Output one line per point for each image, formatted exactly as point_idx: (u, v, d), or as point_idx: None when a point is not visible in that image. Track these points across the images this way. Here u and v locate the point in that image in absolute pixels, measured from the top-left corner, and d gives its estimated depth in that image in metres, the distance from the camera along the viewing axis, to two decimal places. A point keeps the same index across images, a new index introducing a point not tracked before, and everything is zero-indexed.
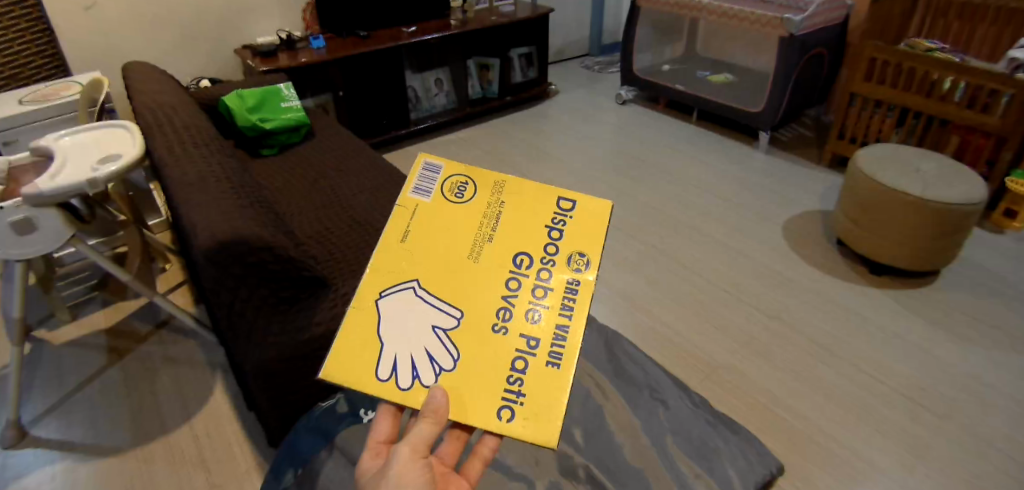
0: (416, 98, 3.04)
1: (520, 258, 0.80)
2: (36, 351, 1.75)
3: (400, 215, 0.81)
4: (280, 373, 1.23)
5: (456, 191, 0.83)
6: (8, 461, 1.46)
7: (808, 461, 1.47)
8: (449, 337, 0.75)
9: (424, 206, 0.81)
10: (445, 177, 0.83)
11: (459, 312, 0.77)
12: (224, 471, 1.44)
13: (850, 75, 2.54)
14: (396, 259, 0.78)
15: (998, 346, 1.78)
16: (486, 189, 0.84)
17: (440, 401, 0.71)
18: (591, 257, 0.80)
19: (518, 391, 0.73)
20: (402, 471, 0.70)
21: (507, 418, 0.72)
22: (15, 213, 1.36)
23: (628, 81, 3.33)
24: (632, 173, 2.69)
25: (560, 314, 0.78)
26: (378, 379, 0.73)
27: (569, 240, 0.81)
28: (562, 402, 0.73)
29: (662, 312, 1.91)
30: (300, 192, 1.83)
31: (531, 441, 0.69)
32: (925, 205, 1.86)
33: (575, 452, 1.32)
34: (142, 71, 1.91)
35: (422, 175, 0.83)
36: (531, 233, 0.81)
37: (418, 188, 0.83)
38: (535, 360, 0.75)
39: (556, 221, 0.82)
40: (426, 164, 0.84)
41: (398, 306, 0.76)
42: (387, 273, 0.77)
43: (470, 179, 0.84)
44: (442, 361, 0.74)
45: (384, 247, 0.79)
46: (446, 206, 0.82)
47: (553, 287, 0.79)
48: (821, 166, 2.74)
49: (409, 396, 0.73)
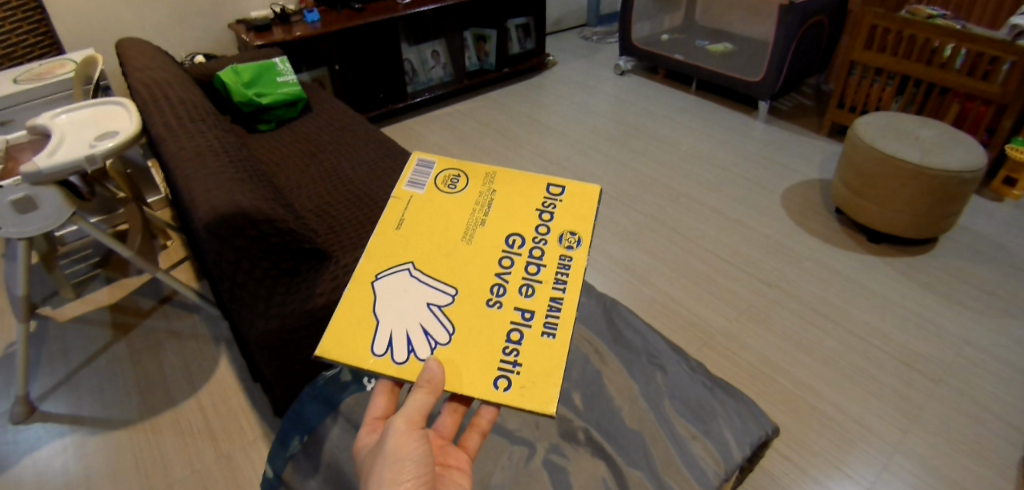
0: (412, 70, 2.99)
1: (512, 238, 0.83)
2: (42, 329, 1.77)
3: (395, 206, 0.86)
4: (282, 345, 1.24)
5: (449, 184, 0.88)
6: (19, 435, 1.50)
7: (803, 425, 1.49)
8: (444, 313, 0.76)
9: (418, 198, 0.86)
10: (439, 172, 0.89)
11: (453, 290, 0.78)
12: (231, 440, 1.48)
13: (851, 42, 2.49)
14: (391, 245, 0.81)
15: (994, 311, 1.79)
16: (477, 181, 0.89)
17: (434, 371, 0.72)
18: (582, 234, 0.82)
19: (513, 361, 0.73)
20: (398, 444, 0.73)
21: (503, 387, 0.72)
22: (15, 193, 1.38)
23: (627, 52, 3.29)
24: (630, 143, 2.67)
25: (554, 288, 0.78)
26: (374, 355, 0.73)
27: (559, 221, 0.84)
28: (558, 369, 0.72)
29: (660, 281, 1.92)
30: (299, 167, 1.83)
31: (527, 407, 0.68)
32: (927, 173, 1.84)
33: (573, 415, 1.29)
34: (136, 47, 1.90)
35: (416, 171, 0.89)
36: (521, 215, 0.85)
37: (413, 182, 0.88)
38: (530, 332, 0.75)
39: (546, 205, 0.86)
40: (420, 162, 0.90)
41: (392, 286, 0.78)
42: (382, 257, 0.80)
43: (462, 173, 0.89)
44: (437, 337, 0.75)
45: (380, 234, 0.82)
46: (439, 196, 0.87)
47: (545, 264, 0.80)
48: (821, 134, 2.72)
49: (404, 370, 0.73)
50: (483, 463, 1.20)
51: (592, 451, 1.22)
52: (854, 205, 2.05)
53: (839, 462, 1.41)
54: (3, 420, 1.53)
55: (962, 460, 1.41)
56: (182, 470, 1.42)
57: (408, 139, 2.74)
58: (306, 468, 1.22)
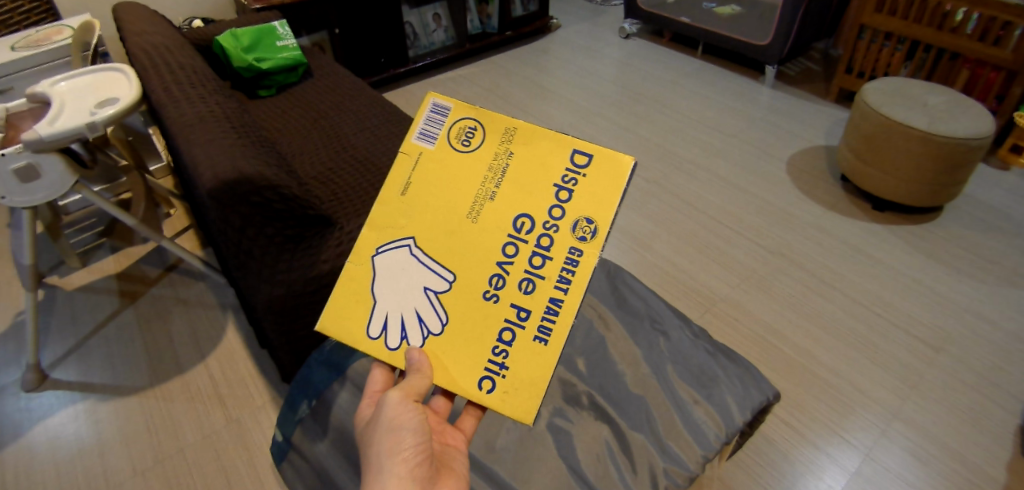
0: (414, 34, 2.91)
1: (520, 220, 0.78)
2: (49, 297, 1.79)
3: (402, 162, 0.80)
4: (289, 311, 1.25)
5: (463, 137, 0.80)
6: (33, 402, 1.53)
7: (803, 390, 1.53)
8: (439, 300, 0.78)
9: (427, 154, 0.80)
10: (453, 121, 0.80)
11: (451, 275, 0.78)
12: (241, 406, 1.52)
13: (861, 5, 2.41)
14: (394, 213, 0.79)
15: (994, 279, 1.80)
16: (494, 136, 0.79)
17: (418, 361, 0.77)
18: (598, 223, 0.77)
19: (500, 364, 0.77)
20: (396, 413, 0.78)
21: (487, 388, 0.77)
22: (17, 161, 1.35)
23: (632, 14, 3.21)
24: (634, 108, 2.64)
25: (555, 287, 0.77)
26: (369, 338, 0.78)
27: (576, 202, 0.78)
28: (543, 379, 0.76)
29: (663, 248, 1.93)
30: (301, 133, 1.81)
31: (506, 416, 0.74)
32: (934, 139, 1.82)
33: (577, 379, 1.32)
34: (130, 12, 1.85)
35: (428, 118, 0.80)
36: (536, 190, 0.78)
37: (423, 133, 0.80)
38: (522, 333, 0.77)
39: (566, 179, 0.78)
40: (434, 105, 0.80)
41: (392, 263, 0.79)
42: (384, 229, 0.79)
43: (480, 122, 0.79)
44: (431, 325, 0.78)
45: (384, 200, 0.79)
46: (450, 153, 0.79)
47: (552, 256, 0.78)
48: (827, 100, 2.68)
49: (395, 356, 0.78)
50: (489, 426, 1.23)
51: (595, 415, 1.25)
52: (859, 172, 2.04)
53: (837, 427, 1.45)
54: (16, 387, 1.56)
55: (958, 427, 1.45)
56: (194, 436, 1.45)
57: (410, 105, 2.71)
58: (316, 432, 1.25)
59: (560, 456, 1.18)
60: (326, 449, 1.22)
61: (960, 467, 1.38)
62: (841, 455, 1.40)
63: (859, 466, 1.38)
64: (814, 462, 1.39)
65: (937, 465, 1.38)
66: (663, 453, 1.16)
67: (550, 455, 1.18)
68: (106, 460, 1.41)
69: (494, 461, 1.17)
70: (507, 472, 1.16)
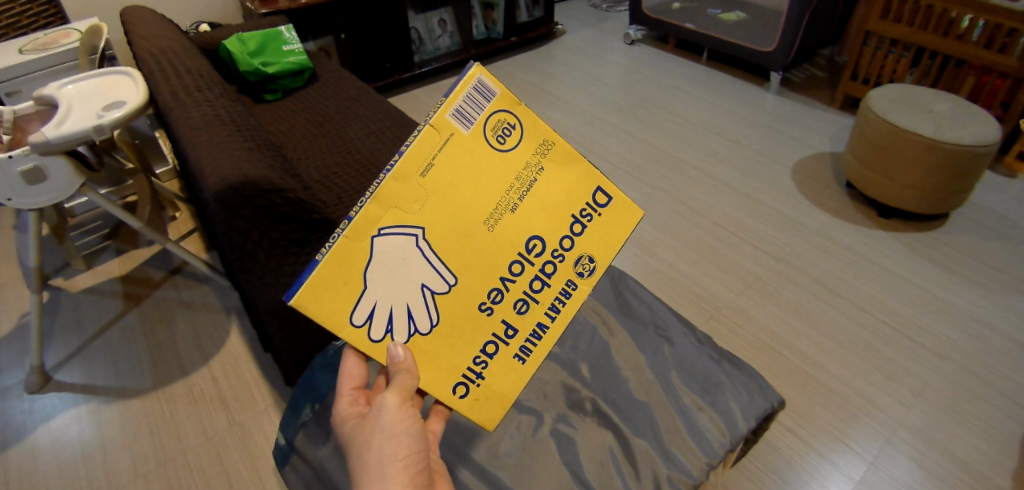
0: (419, 39, 2.94)
1: (532, 241, 0.78)
2: (54, 299, 1.79)
3: (430, 136, 0.71)
4: (293, 313, 1.29)
5: (500, 133, 0.75)
6: (35, 404, 1.53)
7: (808, 397, 1.52)
8: (434, 300, 0.75)
9: (459, 138, 0.72)
10: (492, 112, 0.74)
11: (454, 279, 0.75)
12: (244, 409, 1.51)
13: (866, 12, 2.41)
14: (410, 194, 0.71)
15: (1000, 287, 1.79)
16: (531, 144, 0.77)
17: (401, 358, 0.73)
18: (598, 263, 0.82)
19: (478, 374, 0.78)
20: (394, 419, 0.77)
21: (460, 393, 0.78)
22: (24, 162, 1.35)
23: (637, 20, 3.22)
24: (638, 114, 2.64)
25: (546, 313, 0.81)
26: (352, 324, 0.72)
27: (585, 238, 0.81)
28: (513, 394, 0.80)
29: (667, 254, 1.93)
30: (306, 137, 1.82)
31: (477, 425, 0.76)
32: (937, 146, 1.82)
33: (581, 386, 1.31)
34: (139, 16, 1.86)
35: (469, 95, 0.72)
36: (554, 216, 0.78)
37: (459, 112, 0.72)
38: (505, 349, 0.79)
39: (584, 213, 0.80)
40: (479, 84, 0.72)
41: (393, 249, 0.71)
42: (391, 207, 0.70)
43: (519, 123, 0.76)
44: (419, 323, 0.75)
45: (401, 176, 0.70)
46: (481, 146, 0.74)
47: (550, 283, 0.80)
48: (833, 107, 2.68)
49: (376, 348, 0.73)
50: (491, 431, 1.22)
51: (598, 421, 1.25)
52: (863, 179, 2.04)
53: (842, 435, 1.44)
54: (19, 389, 1.56)
55: (965, 436, 1.43)
56: (197, 438, 1.45)
57: (414, 110, 2.72)
58: (318, 435, 1.24)
59: (562, 462, 1.17)
60: (328, 453, 1.22)
61: (965, 474, 1.37)
62: (845, 463, 1.39)
63: (863, 474, 1.37)
64: (817, 469, 1.38)
65: (942, 473, 1.37)
66: (668, 460, 1.15)
67: (553, 461, 1.17)
68: (108, 462, 1.41)
69: (497, 467, 1.17)
70: (509, 478, 1.15)
